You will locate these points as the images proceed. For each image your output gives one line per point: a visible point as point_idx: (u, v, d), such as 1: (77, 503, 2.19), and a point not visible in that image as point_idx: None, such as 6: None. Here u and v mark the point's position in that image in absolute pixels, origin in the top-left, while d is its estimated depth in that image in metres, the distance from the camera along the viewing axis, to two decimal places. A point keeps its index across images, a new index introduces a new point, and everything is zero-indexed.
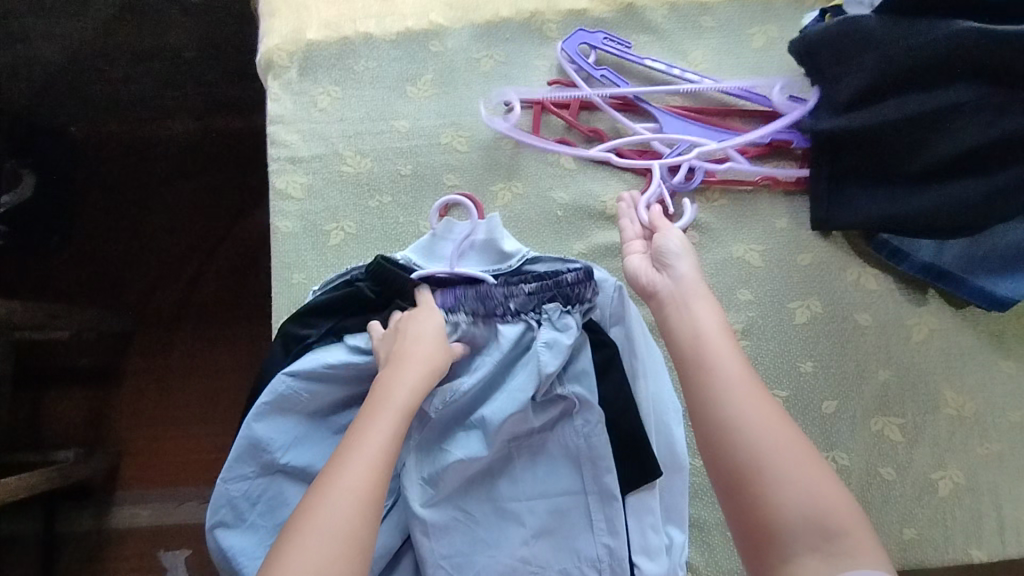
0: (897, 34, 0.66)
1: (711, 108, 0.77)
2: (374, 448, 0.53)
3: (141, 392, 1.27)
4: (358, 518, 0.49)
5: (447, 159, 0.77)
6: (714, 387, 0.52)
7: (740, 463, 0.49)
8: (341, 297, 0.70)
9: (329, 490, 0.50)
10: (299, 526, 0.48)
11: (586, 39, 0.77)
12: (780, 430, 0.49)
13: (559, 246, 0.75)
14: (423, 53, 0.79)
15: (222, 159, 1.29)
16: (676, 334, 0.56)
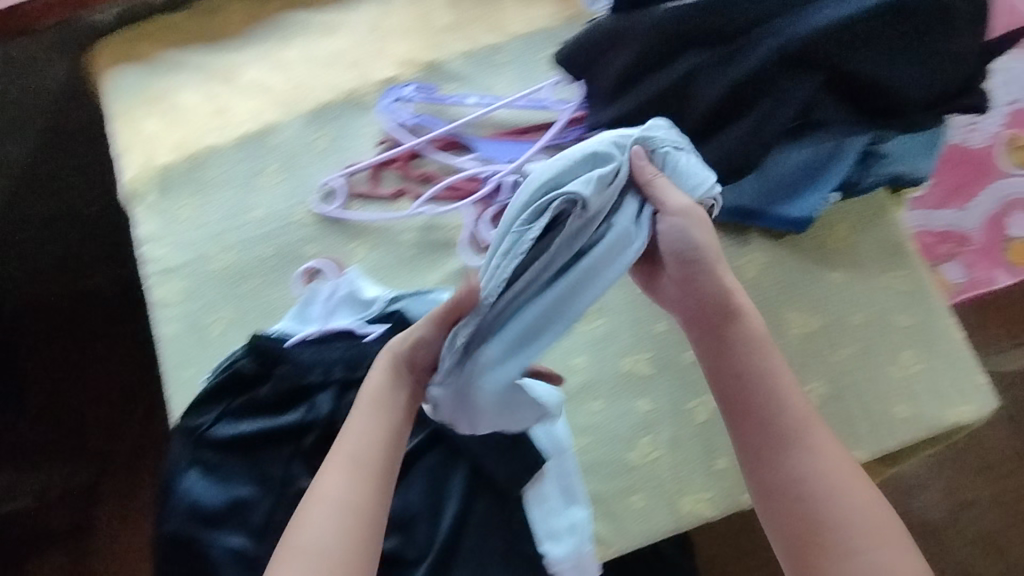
0: (627, 27, 0.75)
1: (521, 126, 0.86)
2: (354, 425, 0.64)
3: (119, 535, 1.27)
4: (349, 477, 0.62)
5: (303, 233, 0.85)
6: (779, 434, 0.61)
7: (804, 505, 0.59)
8: (227, 379, 0.77)
9: (330, 483, 0.61)
10: (307, 518, 0.60)
11: (400, 95, 0.87)
12: (847, 480, 0.60)
13: (416, 280, 0.82)
14: (262, 150, 0.88)
15: None
16: (725, 379, 0.64)
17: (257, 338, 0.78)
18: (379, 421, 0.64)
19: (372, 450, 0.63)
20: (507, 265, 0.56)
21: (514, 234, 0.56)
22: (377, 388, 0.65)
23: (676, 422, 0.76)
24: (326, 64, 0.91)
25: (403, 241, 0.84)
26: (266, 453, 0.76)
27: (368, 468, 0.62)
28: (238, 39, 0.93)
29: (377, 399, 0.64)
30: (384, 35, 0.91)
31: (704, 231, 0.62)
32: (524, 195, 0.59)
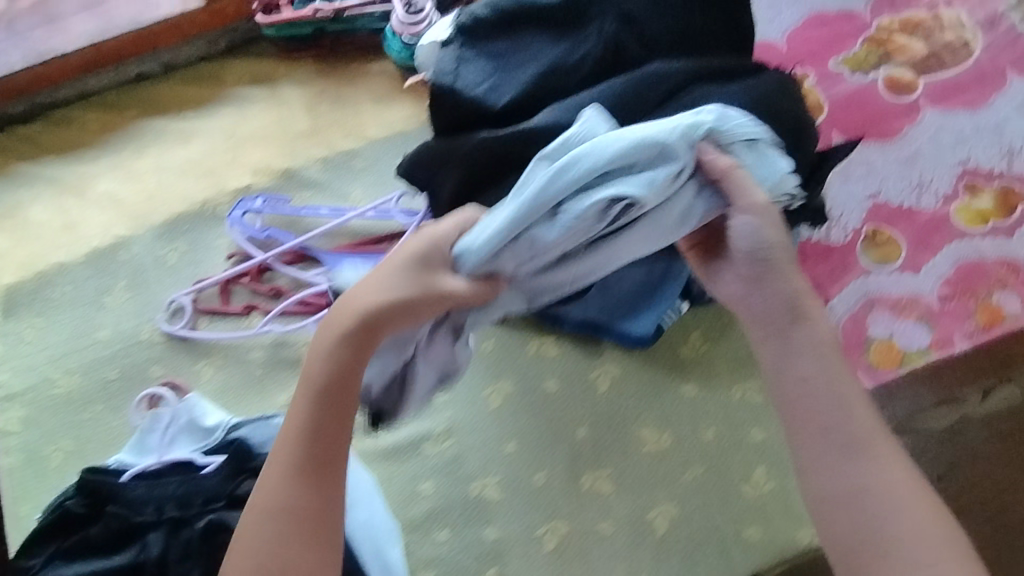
0: (449, 151, 0.66)
1: (370, 238, 0.84)
2: (296, 411, 0.55)
3: None
4: (297, 480, 0.53)
5: (149, 353, 0.83)
6: (861, 443, 0.53)
7: (886, 528, 0.50)
8: (51, 521, 0.72)
9: (279, 479, 0.53)
10: (255, 520, 0.53)
11: (248, 207, 0.84)
12: (932, 508, 0.51)
13: (263, 402, 0.80)
14: (113, 265, 0.86)
15: None
16: (799, 386, 0.55)
17: (85, 474, 0.74)
18: (331, 405, 0.54)
19: (325, 439, 0.54)
20: (545, 247, 0.56)
21: (597, 209, 0.55)
22: (329, 358, 0.54)
23: (523, 551, 0.71)
24: (179, 173, 0.89)
25: (251, 360, 0.82)
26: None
27: (324, 455, 0.54)
28: (92, 149, 0.91)
29: (329, 375, 0.54)
30: (239, 141, 0.89)
31: (770, 224, 0.57)
32: (580, 171, 0.55)
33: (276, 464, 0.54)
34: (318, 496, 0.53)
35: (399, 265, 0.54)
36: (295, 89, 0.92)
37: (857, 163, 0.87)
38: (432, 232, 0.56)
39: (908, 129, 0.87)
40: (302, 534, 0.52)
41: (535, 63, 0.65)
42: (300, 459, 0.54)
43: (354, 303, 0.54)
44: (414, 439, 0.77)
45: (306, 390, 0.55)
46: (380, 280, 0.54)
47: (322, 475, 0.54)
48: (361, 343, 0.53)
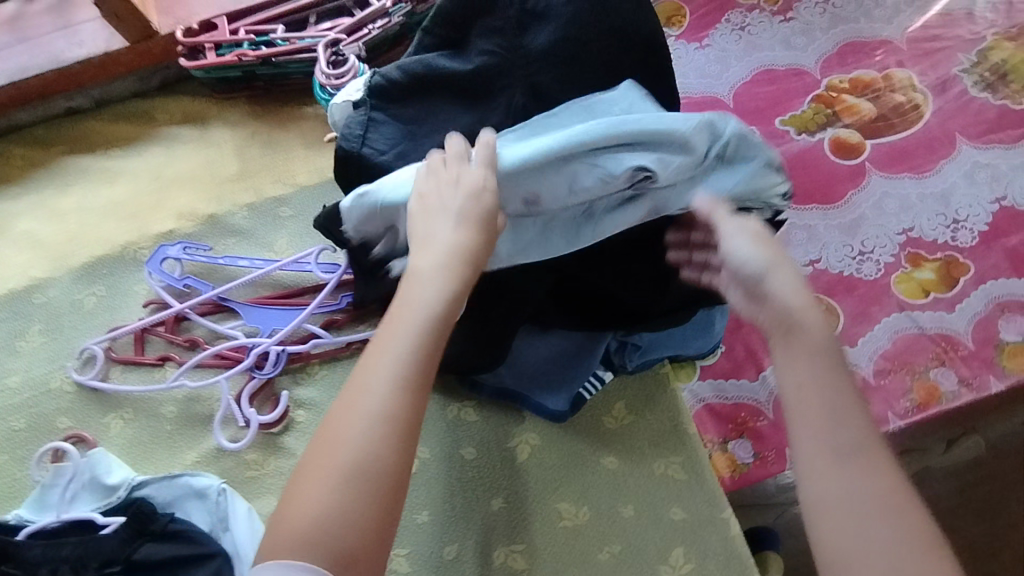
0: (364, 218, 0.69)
1: (291, 291, 0.82)
2: (380, 364, 0.53)
3: None
4: (382, 433, 0.51)
5: (58, 402, 0.80)
6: (864, 455, 0.51)
7: (880, 541, 0.49)
8: None
9: (350, 416, 0.52)
10: (320, 458, 0.51)
11: (167, 254, 0.83)
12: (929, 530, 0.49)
13: (170, 460, 0.77)
14: (28, 308, 0.84)
15: None
16: (808, 397, 0.53)
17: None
18: (418, 352, 0.54)
19: (410, 384, 0.53)
20: (553, 198, 0.59)
21: (610, 173, 0.57)
22: (418, 301, 0.55)
23: None
24: (104, 214, 0.88)
25: (162, 414, 0.79)
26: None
27: (409, 406, 0.53)
28: (19, 186, 0.91)
29: (419, 317, 0.55)
30: (165, 183, 0.89)
31: (759, 246, 0.56)
32: (602, 138, 0.56)
33: (347, 398, 0.53)
34: (394, 445, 0.51)
35: (454, 203, 0.57)
36: (224, 130, 0.92)
37: (799, 226, 0.86)
38: (468, 182, 0.57)
39: (852, 194, 0.87)
40: (375, 486, 0.50)
41: (439, 135, 0.65)
42: (377, 398, 0.52)
43: (435, 241, 0.57)
44: None
45: (390, 329, 0.55)
46: (452, 219, 0.57)
47: (406, 420, 0.52)
48: (450, 290, 0.55)
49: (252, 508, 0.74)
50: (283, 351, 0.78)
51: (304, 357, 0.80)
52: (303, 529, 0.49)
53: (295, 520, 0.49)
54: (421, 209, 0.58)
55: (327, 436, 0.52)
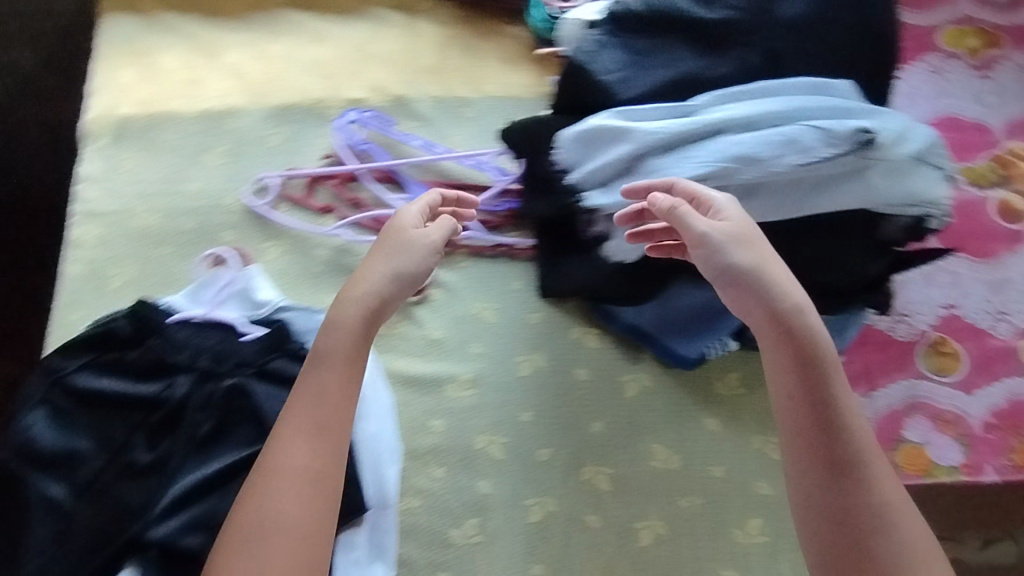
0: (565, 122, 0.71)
1: (457, 181, 0.87)
2: (298, 425, 0.63)
3: None
4: (304, 489, 0.61)
5: (227, 218, 0.87)
6: (846, 458, 0.57)
7: (869, 542, 0.55)
8: (100, 333, 0.79)
9: (272, 479, 0.61)
10: (249, 521, 0.59)
11: (357, 118, 0.89)
12: (915, 530, 0.56)
13: (313, 297, 0.84)
14: (219, 129, 0.90)
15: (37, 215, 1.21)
16: (795, 408, 0.59)
17: (139, 303, 0.80)
18: (330, 397, 0.64)
19: (320, 434, 0.63)
20: (775, 160, 0.62)
21: (832, 141, 0.61)
22: (331, 345, 0.65)
23: (507, 513, 0.75)
24: (305, 68, 0.93)
25: (315, 256, 0.85)
26: (92, 425, 0.77)
27: (320, 449, 0.62)
28: (233, 19, 0.97)
29: (325, 373, 0.65)
30: (366, 55, 0.94)
31: (748, 249, 0.60)
32: (814, 110, 0.63)
33: (266, 470, 0.61)
34: (319, 483, 0.61)
35: (408, 252, 0.70)
36: (429, 23, 0.97)
37: (945, 269, 0.87)
38: (417, 238, 0.71)
39: (1005, 257, 0.88)
40: (308, 514, 0.60)
41: (666, 71, 0.68)
42: (296, 459, 0.61)
43: (367, 285, 0.68)
44: (439, 377, 0.80)
45: (298, 398, 0.64)
46: (385, 268, 0.68)
47: (328, 457, 0.62)
48: (376, 313, 0.67)
49: (377, 359, 0.80)
50: None
51: (452, 245, 0.85)
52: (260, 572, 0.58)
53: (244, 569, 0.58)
54: (367, 260, 0.70)
55: (245, 501, 0.61)
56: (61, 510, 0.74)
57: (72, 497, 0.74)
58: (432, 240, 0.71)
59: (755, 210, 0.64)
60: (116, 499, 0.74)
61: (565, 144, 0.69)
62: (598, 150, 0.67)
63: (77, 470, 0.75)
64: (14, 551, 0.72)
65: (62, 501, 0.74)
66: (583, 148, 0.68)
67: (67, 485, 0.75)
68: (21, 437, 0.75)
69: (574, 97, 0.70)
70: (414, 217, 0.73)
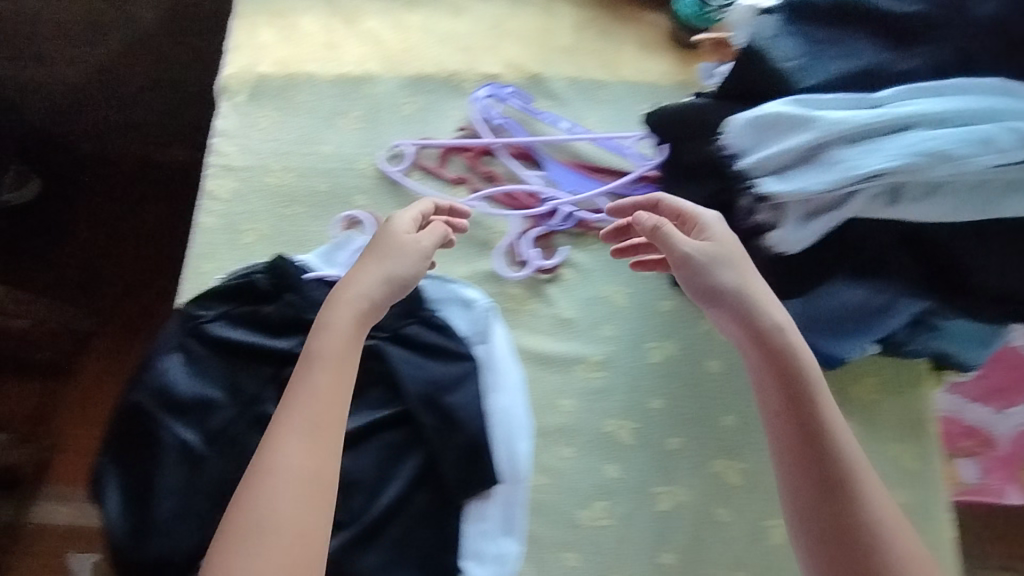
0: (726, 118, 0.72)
1: (593, 162, 0.85)
2: (298, 423, 0.62)
3: (100, 376, 1.52)
4: (298, 487, 0.60)
5: (360, 182, 0.87)
6: (832, 469, 0.60)
7: (861, 546, 0.58)
8: (239, 286, 0.79)
9: (264, 480, 0.60)
10: (244, 525, 0.58)
11: (495, 92, 0.88)
12: (901, 533, 0.59)
13: (443, 267, 0.83)
14: (354, 94, 0.90)
15: (160, 192, 1.59)
16: (781, 420, 0.62)
17: (275, 261, 0.80)
18: (317, 398, 0.63)
19: (315, 434, 0.62)
20: (967, 160, 0.62)
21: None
22: (322, 348, 0.65)
23: (636, 499, 0.74)
24: (441, 40, 0.93)
25: None
26: (224, 375, 0.77)
27: (315, 450, 0.62)
28: None
29: (315, 374, 0.64)
30: (502, 33, 0.94)
31: (736, 270, 0.66)
32: (1008, 111, 0.63)
33: (261, 474, 0.60)
34: (320, 483, 0.61)
35: (399, 259, 0.70)
36: (566, 4, 0.96)
37: None
38: (406, 243, 0.71)
39: None
40: (304, 514, 0.59)
41: (846, 61, 0.67)
42: (290, 461, 0.61)
43: (354, 289, 0.68)
44: (569, 357, 0.79)
45: (289, 401, 0.63)
46: (377, 273, 0.69)
47: (321, 457, 0.62)
48: (368, 314, 0.68)
49: (508, 333, 0.80)
50: (575, 214, 0.83)
51: (585, 226, 0.84)
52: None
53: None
54: (360, 266, 0.70)
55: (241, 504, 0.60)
56: (194, 455, 0.74)
57: (204, 443, 0.75)
58: (418, 243, 0.72)
59: (935, 208, 0.65)
60: (248, 449, 0.75)
61: (736, 129, 0.68)
62: (774, 138, 0.67)
63: (208, 418, 0.75)
64: (148, 493, 0.72)
65: (194, 446, 0.74)
66: (755, 136, 0.67)
67: (199, 431, 0.75)
68: (158, 382, 0.76)
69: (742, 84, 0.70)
70: (405, 222, 0.73)
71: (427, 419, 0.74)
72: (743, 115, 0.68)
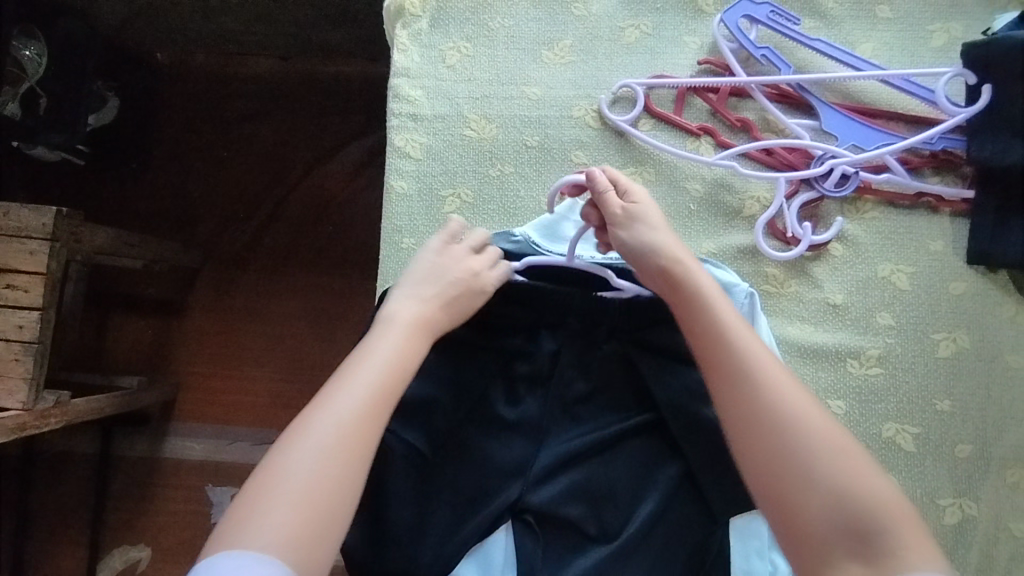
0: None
1: (877, 107, 0.69)
2: (353, 381, 0.54)
3: (210, 312, 1.35)
4: (343, 447, 0.51)
5: (578, 133, 0.71)
6: (733, 362, 0.52)
7: (781, 445, 0.49)
8: None
9: (300, 442, 0.50)
10: (267, 483, 0.48)
11: (750, 11, 0.69)
12: (827, 434, 0.49)
13: (686, 241, 0.70)
14: (564, 16, 0.72)
15: (257, 105, 1.36)
16: (703, 344, 0.54)
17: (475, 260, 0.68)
18: (384, 370, 0.55)
19: (369, 399, 0.53)
20: None
21: None
22: (393, 333, 0.57)
23: (921, 511, 0.66)
24: None
25: (687, 190, 0.70)
26: (440, 368, 0.67)
27: (363, 409, 0.52)
28: None
29: (392, 350, 0.56)
30: None
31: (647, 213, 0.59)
32: None
33: (300, 423, 0.51)
34: (352, 458, 0.51)
35: (448, 267, 0.62)
36: None
37: None
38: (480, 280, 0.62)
39: None
40: (340, 467, 0.50)
41: None
42: (329, 426, 0.51)
43: (425, 303, 0.60)
44: (841, 351, 0.68)
45: (351, 366, 0.55)
46: (444, 291, 0.61)
47: (365, 430, 0.52)
48: (433, 320, 0.60)
49: (769, 323, 0.68)
50: (858, 174, 0.67)
51: (860, 188, 0.69)
52: (266, 548, 0.45)
53: (247, 542, 0.45)
54: (426, 261, 0.63)
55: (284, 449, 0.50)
56: (422, 458, 0.66)
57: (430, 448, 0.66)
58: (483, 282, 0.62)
59: None
60: (481, 455, 0.67)
61: None
62: None
63: (429, 418, 0.67)
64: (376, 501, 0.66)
65: (417, 445, 0.66)
66: None
67: (425, 434, 0.66)
68: None
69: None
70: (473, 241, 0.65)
71: (684, 428, 0.65)
72: None
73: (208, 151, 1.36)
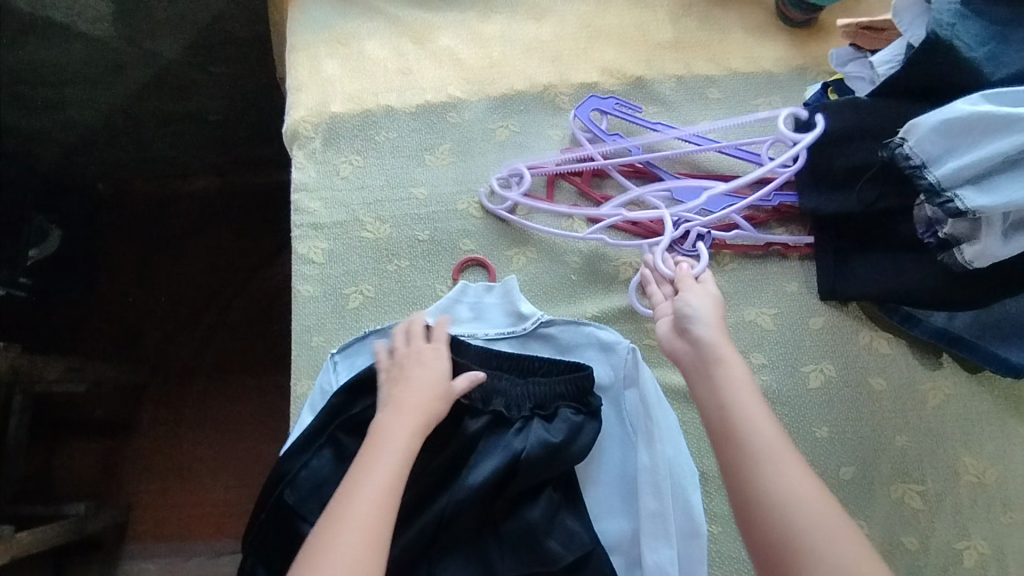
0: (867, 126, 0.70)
1: (720, 174, 0.79)
2: (371, 481, 0.56)
3: (160, 428, 1.34)
4: (365, 545, 0.52)
5: (464, 224, 0.79)
6: (737, 431, 0.53)
7: (762, 502, 0.50)
8: (370, 373, 0.71)
9: (324, 550, 0.51)
10: None
11: (598, 105, 0.79)
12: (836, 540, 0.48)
13: (571, 308, 0.77)
14: (441, 123, 0.82)
15: (195, 216, 1.37)
16: (726, 422, 0.54)
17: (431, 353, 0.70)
18: (395, 468, 0.57)
19: (384, 495, 0.55)
20: None
21: None
22: (391, 425, 0.61)
23: None
24: (527, 50, 0.85)
25: (567, 263, 0.79)
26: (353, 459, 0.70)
27: (377, 504, 0.54)
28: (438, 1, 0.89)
29: (395, 446, 0.59)
30: (593, 35, 0.85)
31: (710, 304, 0.62)
32: None
33: (322, 533, 0.53)
34: (374, 555, 0.52)
35: (400, 364, 0.67)
36: None
37: None
38: (428, 354, 0.68)
39: None
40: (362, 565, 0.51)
41: None
42: (349, 526, 0.53)
43: (398, 399, 0.64)
44: None
45: (362, 468, 0.57)
46: (412, 383, 0.65)
47: (380, 525, 0.53)
48: (424, 412, 0.63)
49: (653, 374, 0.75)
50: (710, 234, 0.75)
51: (716, 245, 0.78)
52: None
53: None
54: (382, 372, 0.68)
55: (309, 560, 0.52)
56: None
57: None
58: (435, 355, 0.68)
59: None
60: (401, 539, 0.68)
61: (922, 134, 0.62)
62: (957, 140, 0.60)
63: None
64: None
65: None
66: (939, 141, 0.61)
67: None
68: (300, 477, 0.69)
69: (903, 82, 0.68)
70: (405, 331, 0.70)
71: None
72: (930, 118, 0.61)
73: (153, 263, 1.36)
